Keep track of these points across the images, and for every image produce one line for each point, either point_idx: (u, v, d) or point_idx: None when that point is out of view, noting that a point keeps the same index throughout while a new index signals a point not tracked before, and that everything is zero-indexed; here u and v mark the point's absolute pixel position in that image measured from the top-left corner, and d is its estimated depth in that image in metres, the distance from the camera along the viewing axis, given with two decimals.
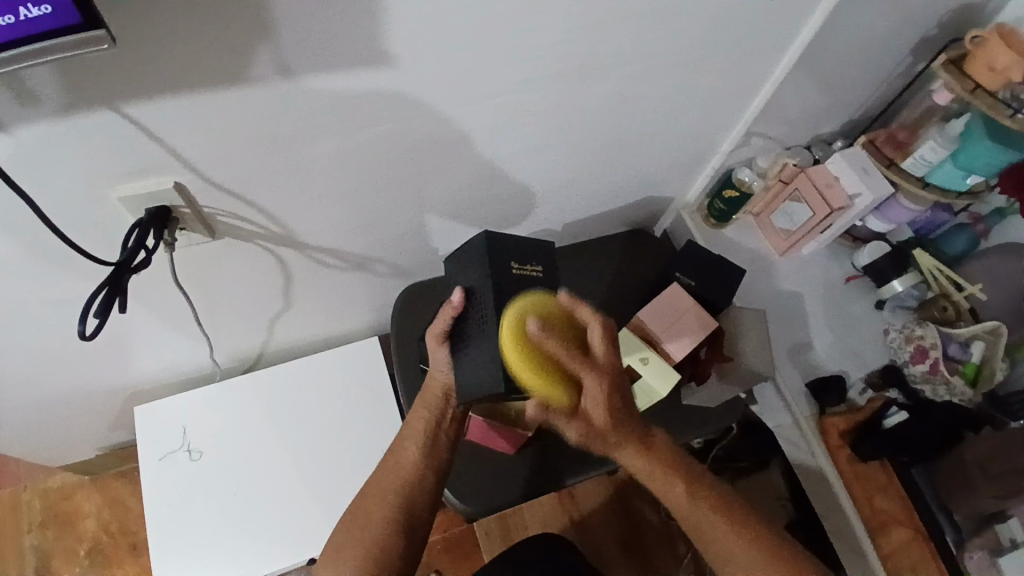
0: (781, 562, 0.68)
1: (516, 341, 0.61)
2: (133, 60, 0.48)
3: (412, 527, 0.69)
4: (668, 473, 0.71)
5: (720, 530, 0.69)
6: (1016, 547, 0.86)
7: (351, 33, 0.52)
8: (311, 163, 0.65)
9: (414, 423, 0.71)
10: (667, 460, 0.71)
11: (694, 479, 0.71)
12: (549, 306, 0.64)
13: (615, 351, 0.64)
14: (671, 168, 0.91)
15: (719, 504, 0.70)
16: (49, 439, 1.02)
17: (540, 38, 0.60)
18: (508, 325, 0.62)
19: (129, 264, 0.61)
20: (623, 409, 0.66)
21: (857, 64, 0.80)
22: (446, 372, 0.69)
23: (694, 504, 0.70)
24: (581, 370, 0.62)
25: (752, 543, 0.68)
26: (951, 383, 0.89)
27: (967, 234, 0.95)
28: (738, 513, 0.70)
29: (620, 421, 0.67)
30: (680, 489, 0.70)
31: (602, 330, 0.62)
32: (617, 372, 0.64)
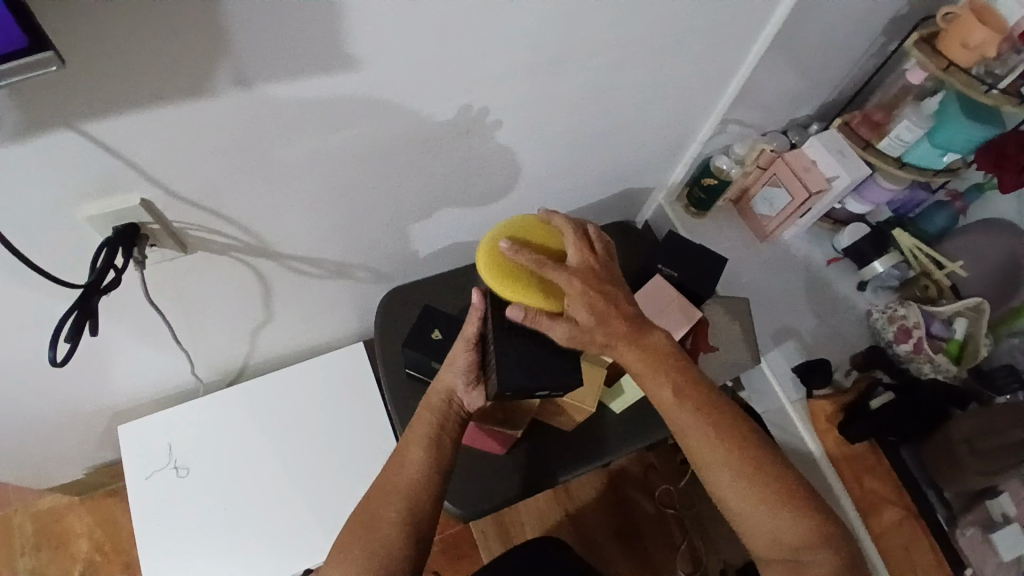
0: (767, 476, 0.62)
1: (491, 259, 0.64)
2: (86, 78, 0.47)
3: (420, 529, 0.65)
4: (656, 372, 0.63)
5: (706, 440, 0.62)
6: (1008, 522, 0.87)
7: (314, 39, 0.52)
8: (280, 171, 0.64)
9: (417, 427, 0.70)
10: (657, 355, 0.63)
11: (684, 381, 0.63)
12: (525, 228, 0.67)
13: (589, 253, 0.64)
14: (649, 159, 0.91)
15: (707, 409, 0.63)
16: (34, 463, 1.01)
17: (506, 33, 0.59)
18: (486, 244, 0.65)
19: (98, 286, 0.60)
20: (612, 312, 0.61)
21: (828, 46, 0.79)
22: (456, 372, 0.70)
23: (681, 407, 0.63)
24: (552, 271, 0.60)
25: (734, 453, 0.62)
26: (935, 360, 0.89)
27: (946, 211, 0.96)
28: (726, 420, 0.63)
29: (608, 322, 0.61)
30: (667, 389, 0.63)
31: (575, 236, 0.64)
32: (598, 271, 0.63)
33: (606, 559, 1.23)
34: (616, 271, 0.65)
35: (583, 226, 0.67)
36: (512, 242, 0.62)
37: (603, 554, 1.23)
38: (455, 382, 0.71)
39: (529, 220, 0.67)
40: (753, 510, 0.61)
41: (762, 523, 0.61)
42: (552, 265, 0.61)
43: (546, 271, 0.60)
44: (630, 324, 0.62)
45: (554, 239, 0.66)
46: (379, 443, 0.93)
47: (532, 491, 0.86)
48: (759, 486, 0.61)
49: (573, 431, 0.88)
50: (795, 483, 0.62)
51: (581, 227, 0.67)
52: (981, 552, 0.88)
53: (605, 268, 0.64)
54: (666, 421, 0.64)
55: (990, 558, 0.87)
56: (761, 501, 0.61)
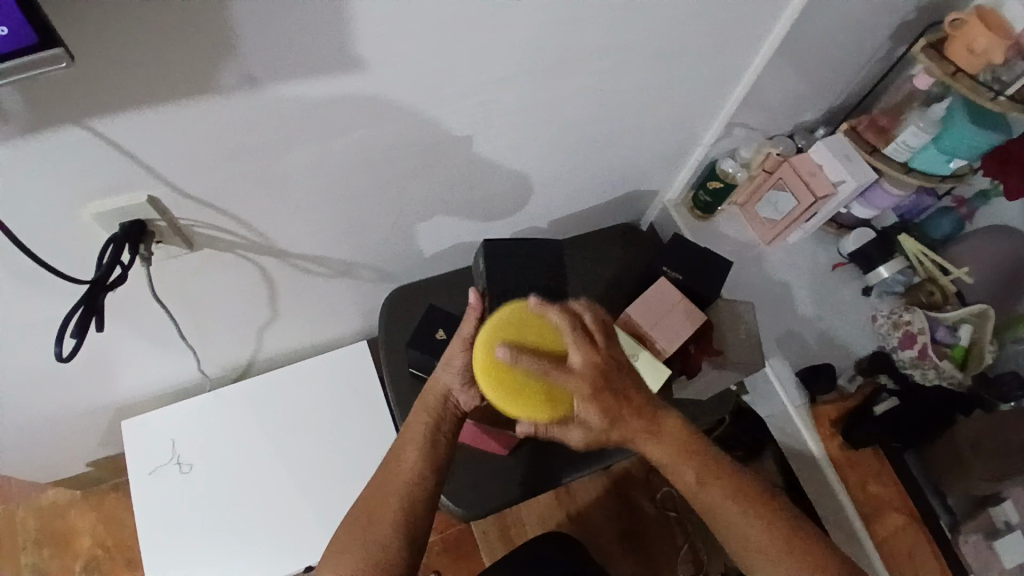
0: (807, 552, 0.61)
1: (488, 369, 0.59)
2: (94, 75, 0.47)
3: (414, 530, 0.66)
4: (679, 458, 0.63)
5: (736, 520, 0.62)
6: (1011, 529, 0.87)
7: (322, 38, 0.52)
8: (288, 168, 0.64)
9: (414, 427, 0.69)
10: (677, 441, 0.64)
11: (706, 463, 0.63)
12: (524, 326, 0.60)
13: (594, 350, 0.59)
14: (654, 161, 0.91)
15: (732, 489, 0.63)
16: (37, 459, 1.01)
17: (513, 35, 0.59)
18: (478, 352, 0.59)
19: (105, 283, 0.60)
20: (622, 406, 0.61)
21: (835, 51, 0.79)
22: (453, 372, 0.68)
23: (707, 489, 0.63)
24: (560, 379, 0.57)
25: (765, 527, 0.62)
26: (940, 366, 0.87)
27: (951, 217, 0.95)
28: (753, 494, 0.63)
29: (620, 417, 0.61)
30: (690, 473, 0.63)
31: (576, 333, 0.59)
32: (604, 371, 0.59)
33: (607, 560, 1.23)
34: (621, 358, 0.61)
35: (580, 314, 0.61)
36: (511, 349, 0.57)
37: (604, 555, 1.23)
38: (452, 382, 0.69)
39: (524, 314, 0.60)
40: None
41: None
42: (559, 370, 0.58)
43: (553, 377, 0.57)
44: (644, 414, 0.62)
45: (553, 338, 0.60)
46: (382, 442, 0.93)
47: (535, 492, 0.86)
48: (792, 557, 0.61)
49: None
50: (829, 550, 0.61)
51: (576, 316, 0.61)
52: (984, 558, 0.88)
53: (613, 362, 0.60)
54: (694, 504, 0.64)
55: (993, 564, 0.87)
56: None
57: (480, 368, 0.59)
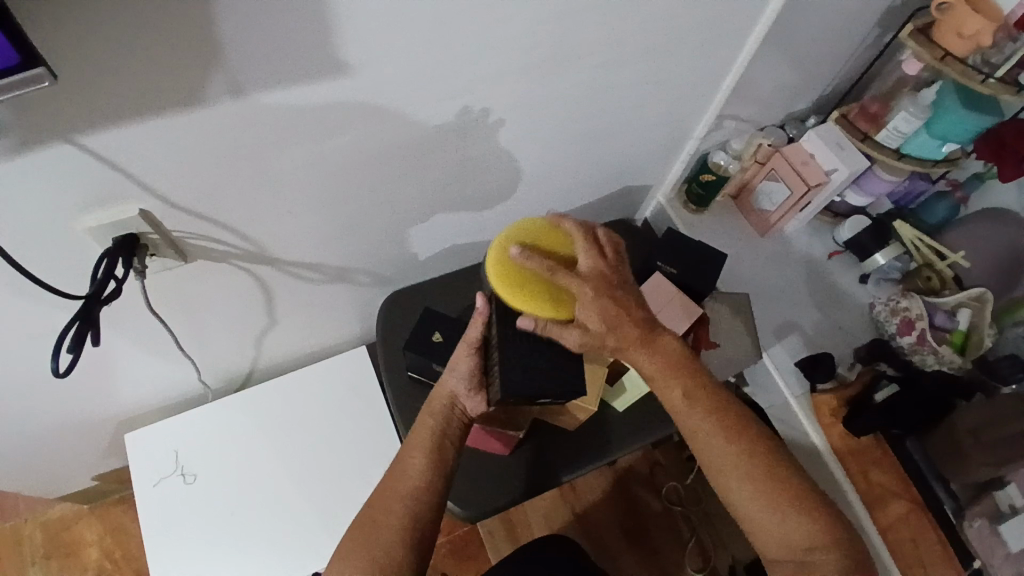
0: (786, 482, 0.61)
1: (500, 262, 0.65)
2: (80, 91, 0.47)
3: (421, 534, 0.65)
4: (668, 373, 0.64)
5: (716, 443, 0.63)
6: (1015, 512, 0.86)
7: (307, 47, 0.52)
8: (278, 176, 0.64)
9: (420, 432, 0.70)
10: (670, 359, 0.64)
11: (694, 383, 0.64)
12: (542, 234, 0.67)
13: (601, 259, 0.64)
14: (646, 156, 0.91)
15: (717, 412, 0.63)
16: (42, 473, 1.02)
17: (497, 36, 0.60)
18: (496, 248, 0.65)
19: (99, 297, 0.60)
20: (623, 315, 0.63)
21: (822, 40, 0.79)
22: (460, 376, 0.71)
23: (692, 409, 0.63)
24: (564, 278, 0.62)
25: (746, 454, 0.62)
26: (939, 352, 0.87)
27: (947, 202, 0.95)
28: (737, 422, 0.63)
29: (619, 327, 0.63)
30: (678, 392, 0.64)
31: (587, 242, 0.65)
32: (607, 279, 0.63)
33: (613, 557, 1.23)
34: (627, 273, 0.66)
35: (595, 232, 0.67)
36: (522, 249, 0.63)
37: (611, 551, 1.23)
38: (457, 387, 0.72)
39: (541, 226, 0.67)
40: (769, 516, 0.61)
41: (778, 531, 0.60)
42: (564, 270, 0.62)
43: (558, 275, 0.62)
44: (643, 328, 0.64)
45: (567, 247, 0.67)
46: (384, 446, 0.93)
47: (537, 491, 0.86)
48: (767, 483, 0.61)
49: (577, 429, 0.88)
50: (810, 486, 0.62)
51: (590, 232, 0.67)
52: (989, 543, 0.87)
53: (618, 274, 0.65)
54: (677, 424, 0.65)
55: (998, 548, 0.86)
56: (777, 504, 0.61)
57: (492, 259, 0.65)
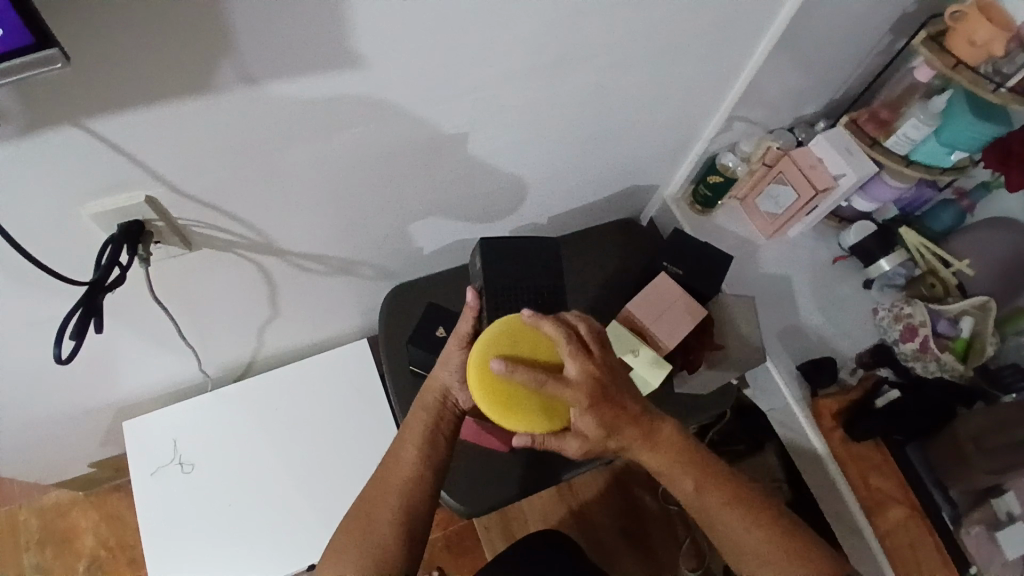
0: (802, 554, 0.63)
1: (481, 374, 0.58)
2: (89, 75, 0.46)
3: (413, 529, 0.65)
4: (678, 465, 0.65)
5: (732, 528, 0.64)
6: (1013, 520, 0.86)
7: (321, 36, 0.52)
8: (286, 166, 0.64)
9: (413, 425, 0.69)
10: (674, 450, 0.65)
11: (705, 472, 0.65)
12: (519, 338, 0.60)
13: (590, 361, 0.59)
14: (655, 156, 0.90)
15: (729, 496, 0.65)
16: (39, 460, 1.01)
17: (512, 31, 0.59)
18: (475, 358, 0.59)
19: (103, 283, 0.60)
20: (621, 416, 0.61)
21: (834, 45, 0.79)
22: (453, 370, 0.69)
23: (705, 499, 0.64)
24: (555, 390, 0.57)
25: (763, 535, 0.63)
26: (941, 358, 0.86)
27: (953, 209, 0.95)
28: (751, 504, 0.65)
29: (619, 428, 0.61)
30: (689, 481, 0.65)
31: (572, 345, 0.58)
32: (601, 380, 0.59)
33: (609, 556, 1.23)
34: (617, 368, 0.61)
35: (574, 324, 0.61)
36: (503, 362, 0.57)
37: (606, 551, 1.23)
38: (450, 381, 0.69)
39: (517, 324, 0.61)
40: None
41: None
42: (556, 382, 0.57)
43: (548, 388, 0.57)
44: (645, 423, 0.63)
45: (546, 347, 0.60)
46: (384, 440, 0.93)
47: (534, 489, 0.86)
48: (784, 561, 0.63)
49: None
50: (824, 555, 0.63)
51: (572, 327, 0.61)
52: (986, 550, 0.87)
53: (610, 374, 0.60)
54: (690, 511, 0.66)
55: (996, 557, 0.86)
56: None
57: (476, 383, 0.59)
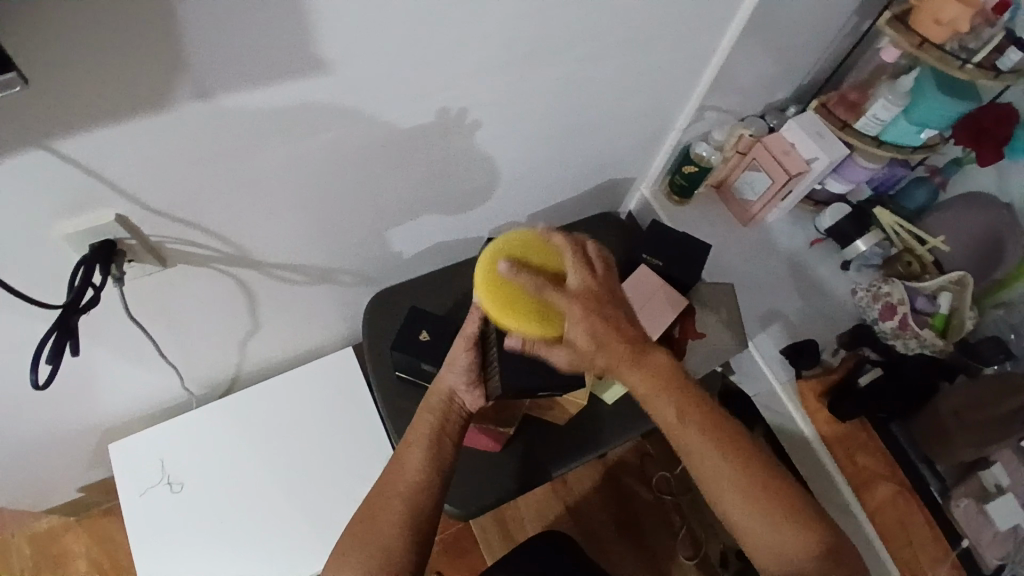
0: (775, 492, 0.61)
1: (487, 272, 0.62)
2: (49, 96, 0.46)
3: (420, 528, 0.65)
4: (660, 391, 0.62)
5: (710, 462, 0.62)
6: (1001, 492, 0.88)
7: (284, 45, 0.51)
8: (257, 177, 0.63)
9: (418, 427, 0.70)
10: (662, 375, 0.63)
11: (690, 400, 0.62)
12: (527, 249, 0.63)
13: (591, 276, 0.62)
14: (629, 149, 0.91)
15: (710, 429, 0.62)
16: (26, 486, 1.00)
17: (477, 31, 0.59)
18: (484, 257, 0.63)
19: (77, 305, 0.59)
20: (613, 334, 0.61)
21: (800, 30, 0.79)
22: (458, 371, 0.71)
23: (686, 427, 0.62)
24: (553, 295, 0.60)
25: (738, 471, 0.62)
26: (920, 334, 0.87)
27: (926, 187, 0.97)
28: (732, 440, 0.63)
29: (608, 346, 0.60)
30: (672, 409, 0.62)
31: (576, 257, 0.62)
32: (597, 293, 0.61)
33: (606, 549, 1.24)
34: (617, 290, 0.63)
35: (582, 244, 0.64)
36: (510, 263, 0.60)
37: (604, 544, 1.24)
38: (456, 382, 0.72)
39: (528, 243, 0.64)
40: (763, 532, 0.61)
41: (772, 549, 0.61)
42: (555, 288, 0.60)
43: (547, 292, 0.60)
44: (634, 346, 0.62)
45: (554, 261, 0.63)
46: (374, 446, 0.93)
47: (526, 487, 0.86)
48: (761, 498, 0.61)
49: (565, 424, 0.88)
50: (801, 498, 0.62)
51: (580, 244, 0.64)
52: (976, 521, 0.88)
53: (607, 290, 0.62)
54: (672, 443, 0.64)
55: (986, 527, 0.87)
56: (770, 520, 0.61)
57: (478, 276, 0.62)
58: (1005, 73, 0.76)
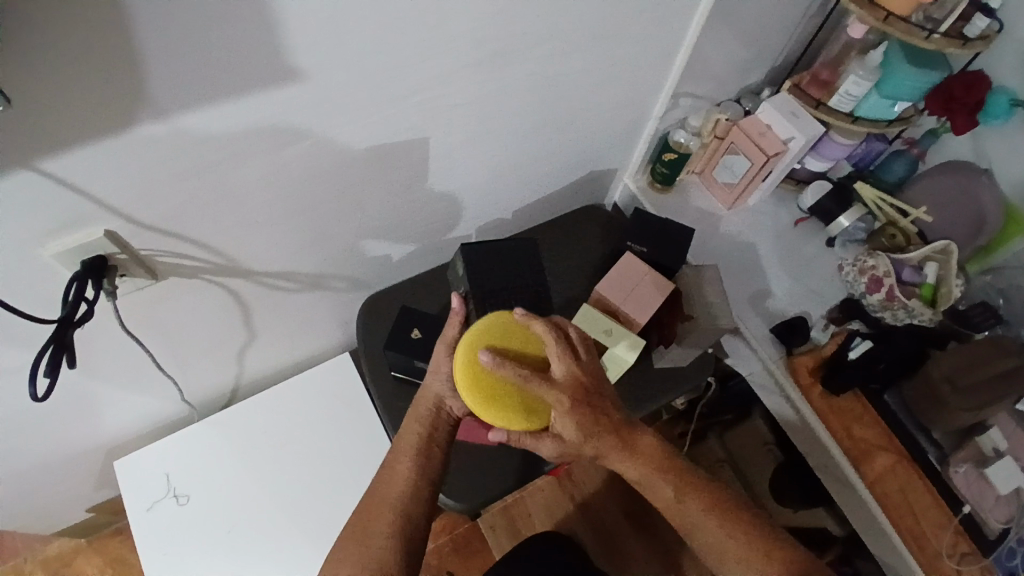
0: (778, 556, 0.63)
1: (468, 370, 0.63)
2: (30, 115, 0.47)
3: (410, 542, 0.65)
4: (657, 474, 0.67)
5: (705, 534, 0.65)
6: (1000, 456, 0.87)
7: (257, 52, 0.53)
8: (241, 187, 0.65)
9: (406, 436, 0.71)
10: (652, 459, 0.67)
11: (683, 479, 0.67)
12: (508, 335, 0.65)
13: (578, 363, 0.63)
14: (608, 140, 0.92)
15: (709, 504, 0.66)
16: (36, 509, 1.01)
17: (446, 32, 0.60)
18: (462, 348, 0.64)
19: (72, 319, 0.60)
20: (601, 420, 0.64)
21: (767, 11, 0.81)
22: (443, 378, 0.70)
23: (682, 504, 0.66)
24: (539, 388, 0.61)
25: (738, 542, 0.64)
26: (908, 305, 0.87)
27: (903, 160, 0.98)
28: (729, 511, 0.66)
29: (596, 434, 0.64)
30: (667, 487, 0.66)
31: (559, 344, 0.63)
32: (579, 385, 0.62)
33: (617, 540, 1.24)
34: (601, 375, 0.65)
35: (562, 331, 0.64)
36: (493, 355, 0.61)
37: (613, 536, 1.24)
38: (442, 390, 0.70)
39: (508, 324, 0.65)
40: None
41: None
42: (539, 380, 0.61)
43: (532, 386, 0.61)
44: (622, 431, 0.66)
45: (537, 347, 0.65)
46: (375, 448, 0.94)
47: (528, 478, 0.87)
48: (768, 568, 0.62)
49: None
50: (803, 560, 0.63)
51: (561, 329, 0.65)
52: (978, 487, 0.87)
53: (594, 375, 0.64)
54: (671, 518, 0.67)
55: (988, 492, 0.86)
56: None
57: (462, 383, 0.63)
58: (973, 39, 0.77)
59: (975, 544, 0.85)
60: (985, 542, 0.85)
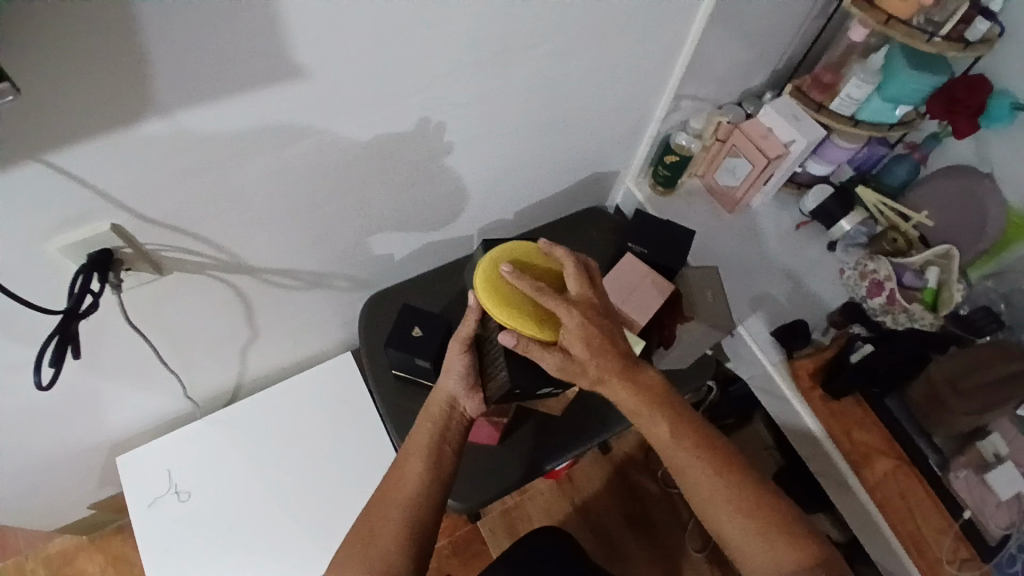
0: (766, 505, 0.64)
1: (489, 278, 0.65)
2: (39, 108, 0.48)
3: (418, 542, 0.66)
4: (653, 410, 0.65)
5: (704, 482, 0.64)
6: (1001, 461, 0.88)
7: (262, 49, 0.54)
8: (245, 184, 0.66)
9: (418, 437, 0.71)
10: (649, 394, 0.66)
11: (680, 420, 0.66)
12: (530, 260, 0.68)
13: (592, 289, 0.65)
14: (610, 141, 0.93)
15: (703, 450, 0.65)
16: (39, 505, 1.02)
17: (449, 31, 0.61)
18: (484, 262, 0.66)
19: (77, 311, 0.61)
20: (607, 345, 0.63)
21: (768, 14, 0.81)
22: (457, 379, 0.72)
23: (677, 446, 0.65)
24: (552, 300, 0.62)
25: (730, 489, 0.64)
26: (909, 310, 0.89)
27: (907, 163, 0.98)
28: (723, 460, 0.65)
29: (602, 356, 0.63)
30: (663, 425, 0.65)
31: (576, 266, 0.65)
32: (592, 305, 0.64)
33: (617, 544, 1.24)
34: (610, 307, 0.66)
35: (584, 260, 0.67)
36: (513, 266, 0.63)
37: (613, 541, 1.24)
38: (455, 390, 0.72)
39: (532, 251, 0.69)
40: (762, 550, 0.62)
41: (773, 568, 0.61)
42: (553, 292, 0.62)
43: (545, 297, 0.62)
44: (626, 362, 0.65)
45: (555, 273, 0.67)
46: (375, 446, 0.95)
47: (527, 479, 0.87)
48: (757, 518, 0.63)
49: (562, 415, 0.89)
50: (790, 516, 0.64)
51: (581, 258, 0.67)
52: (979, 491, 0.88)
53: (605, 306, 0.65)
54: (664, 458, 0.66)
55: (989, 497, 0.87)
56: (768, 539, 0.62)
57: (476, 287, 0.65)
58: (974, 43, 0.77)
59: (975, 549, 0.85)
60: (985, 547, 0.85)
